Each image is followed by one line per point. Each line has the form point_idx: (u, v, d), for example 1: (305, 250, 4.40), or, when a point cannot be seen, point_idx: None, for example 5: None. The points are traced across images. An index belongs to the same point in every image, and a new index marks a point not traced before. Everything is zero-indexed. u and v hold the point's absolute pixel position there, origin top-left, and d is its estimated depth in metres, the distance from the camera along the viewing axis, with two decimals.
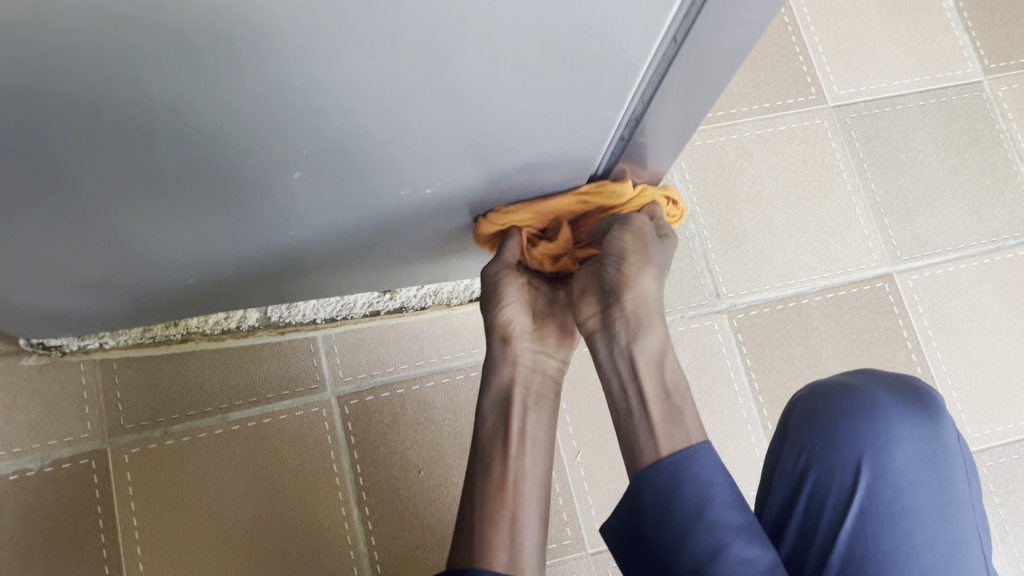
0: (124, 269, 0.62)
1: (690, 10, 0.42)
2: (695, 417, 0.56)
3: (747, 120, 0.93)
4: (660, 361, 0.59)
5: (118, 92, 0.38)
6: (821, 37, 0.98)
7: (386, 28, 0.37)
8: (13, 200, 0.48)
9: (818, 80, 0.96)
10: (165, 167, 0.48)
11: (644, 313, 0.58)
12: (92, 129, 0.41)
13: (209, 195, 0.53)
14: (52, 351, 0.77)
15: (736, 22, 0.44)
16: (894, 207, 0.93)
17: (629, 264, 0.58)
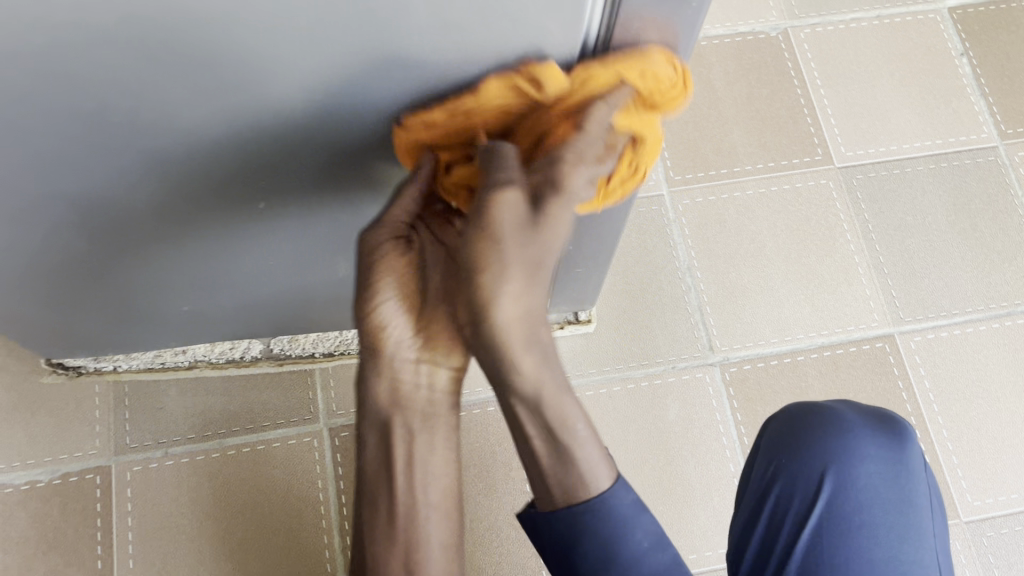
0: (120, 290, 0.67)
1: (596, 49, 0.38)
2: (596, 448, 0.43)
3: (750, 179, 0.95)
4: (550, 379, 0.42)
5: (57, 146, 0.42)
6: (831, 100, 0.99)
7: (283, 103, 0.40)
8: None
9: (825, 142, 0.97)
10: (130, 206, 0.52)
11: (521, 319, 0.40)
12: (48, 175, 0.46)
13: (178, 230, 0.57)
14: (69, 371, 0.83)
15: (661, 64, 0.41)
16: (899, 269, 0.92)
17: (482, 268, 0.38)
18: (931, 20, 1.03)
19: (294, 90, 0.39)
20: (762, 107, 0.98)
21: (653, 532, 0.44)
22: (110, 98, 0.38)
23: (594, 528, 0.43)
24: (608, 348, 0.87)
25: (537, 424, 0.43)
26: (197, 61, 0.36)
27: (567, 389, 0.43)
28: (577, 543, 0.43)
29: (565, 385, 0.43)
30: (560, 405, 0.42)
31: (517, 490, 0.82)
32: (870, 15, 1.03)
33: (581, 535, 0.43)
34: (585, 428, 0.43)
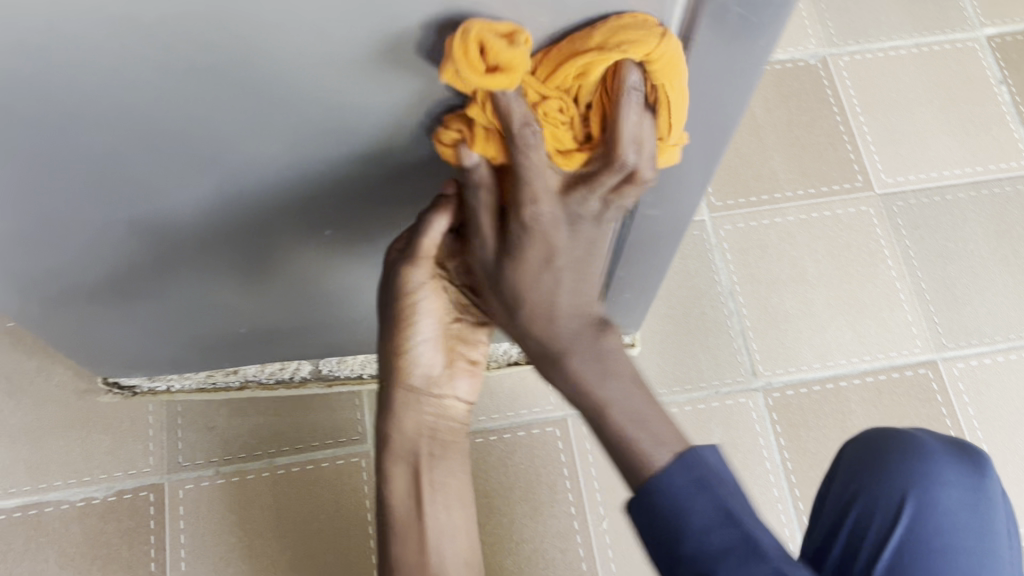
0: (180, 312, 0.69)
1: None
2: (651, 436, 0.42)
3: (791, 205, 0.96)
4: (597, 369, 0.42)
5: (150, 171, 0.44)
6: (870, 127, 1.00)
7: (362, 130, 0.42)
8: (79, 250, 0.55)
9: (865, 168, 0.98)
10: (207, 229, 0.54)
11: (572, 317, 0.43)
12: (134, 199, 0.48)
13: (247, 254, 0.59)
14: (125, 391, 0.85)
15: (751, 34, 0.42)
16: (941, 295, 0.92)
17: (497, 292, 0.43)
18: (969, 48, 1.04)
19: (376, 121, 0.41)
20: (802, 134, 0.99)
21: (719, 509, 0.40)
22: (202, 125, 0.40)
23: (653, 507, 0.41)
24: (652, 372, 0.88)
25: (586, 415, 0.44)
26: (287, 91, 0.38)
27: (636, 376, 0.43)
28: (649, 524, 0.41)
29: (630, 373, 0.43)
30: (609, 398, 0.42)
31: (562, 513, 0.83)
32: (908, 43, 1.04)
33: (652, 512, 0.41)
34: (640, 416, 0.42)
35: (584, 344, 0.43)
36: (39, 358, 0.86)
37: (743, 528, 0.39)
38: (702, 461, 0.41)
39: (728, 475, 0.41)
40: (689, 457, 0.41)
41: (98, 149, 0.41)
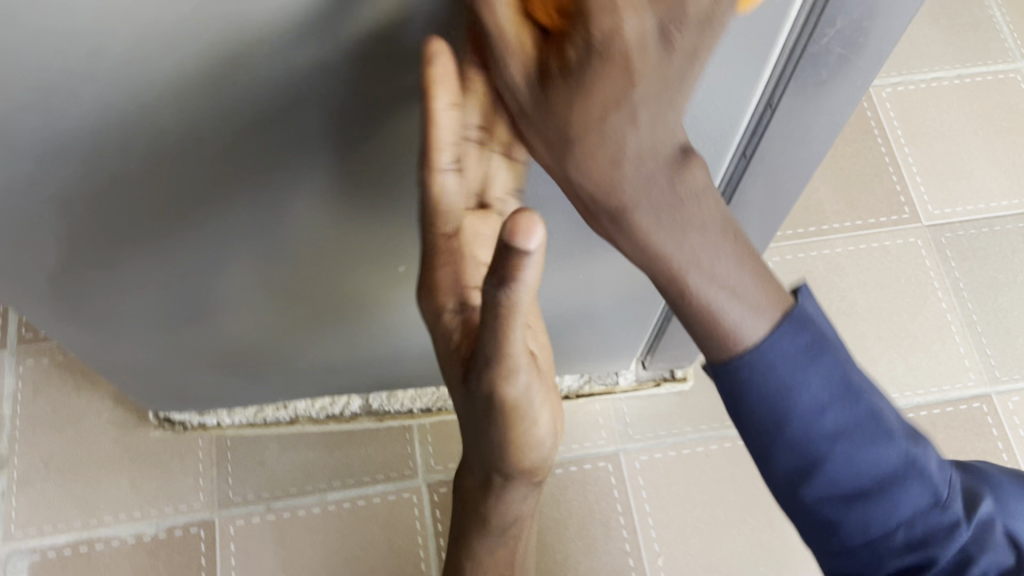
0: (242, 342, 0.70)
1: (805, 37, 0.40)
2: (743, 305, 0.39)
3: (838, 237, 0.95)
4: (672, 225, 0.36)
5: (242, 193, 0.45)
6: (916, 158, 1.00)
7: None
8: (158, 276, 0.56)
9: (912, 200, 0.98)
10: (285, 258, 0.55)
11: (653, 156, 0.34)
12: (221, 222, 0.49)
13: (318, 280, 0.60)
14: (176, 426, 0.85)
15: (852, 74, 0.43)
16: (993, 327, 0.92)
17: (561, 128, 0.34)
18: (1012, 78, 1.04)
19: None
20: (847, 165, 0.99)
21: (835, 390, 0.40)
22: (300, 137, 0.41)
23: (759, 388, 0.40)
24: (705, 406, 0.87)
25: (665, 266, 0.38)
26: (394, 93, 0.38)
27: (727, 221, 0.37)
28: (747, 405, 0.41)
29: (714, 224, 0.37)
30: (694, 248, 0.37)
31: (616, 549, 0.82)
32: (951, 75, 1.04)
33: (748, 390, 0.41)
34: (721, 273, 0.38)
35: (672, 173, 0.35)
36: (87, 392, 0.86)
37: (862, 408, 0.41)
38: (811, 326, 0.40)
39: (829, 335, 0.41)
40: (794, 315, 0.40)
41: (201, 159, 0.42)
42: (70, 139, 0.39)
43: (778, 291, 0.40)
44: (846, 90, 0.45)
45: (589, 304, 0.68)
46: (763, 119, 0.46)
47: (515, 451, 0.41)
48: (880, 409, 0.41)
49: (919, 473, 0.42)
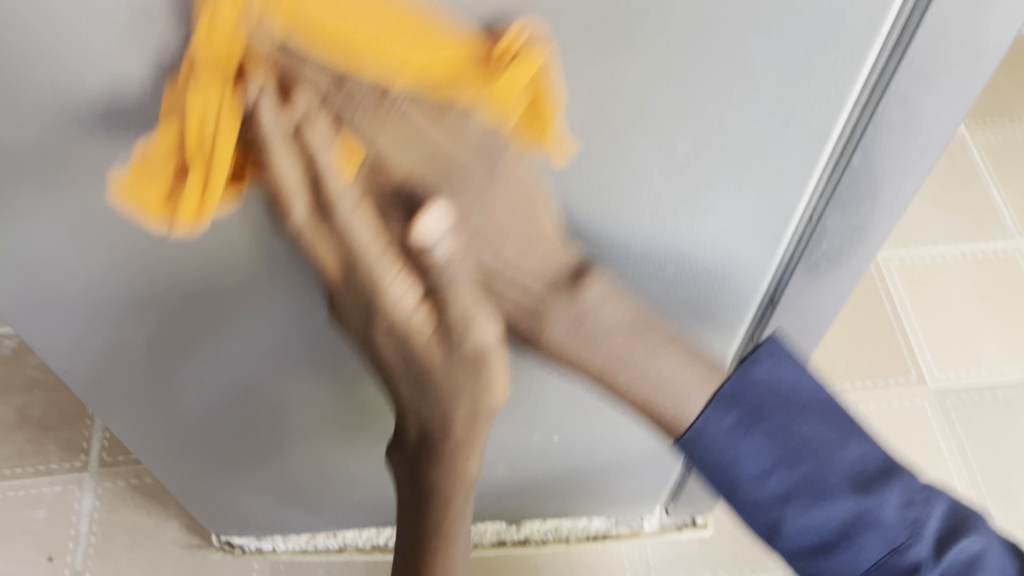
0: (304, 477, 0.79)
1: (801, 251, 0.50)
2: (684, 390, 0.45)
3: (849, 396, 1.03)
4: (578, 338, 0.45)
5: (300, 335, 0.54)
6: (923, 326, 1.09)
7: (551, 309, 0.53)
8: (236, 408, 0.65)
9: (919, 366, 1.06)
10: (348, 403, 0.64)
11: (546, 272, 0.43)
12: (285, 360, 0.58)
13: (375, 425, 0.69)
14: (235, 548, 0.92)
15: (838, 279, 0.54)
16: (996, 489, 0.97)
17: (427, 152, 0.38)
18: (1012, 255, 1.14)
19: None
20: (858, 330, 1.09)
21: (767, 458, 0.44)
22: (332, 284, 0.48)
23: (702, 457, 0.46)
24: (723, 553, 0.93)
25: (593, 363, 0.45)
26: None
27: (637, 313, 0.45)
28: (702, 465, 0.46)
29: (623, 323, 0.44)
30: (604, 348, 0.45)
31: None
32: (954, 250, 1.15)
33: (699, 454, 0.46)
34: (661, 376, 0.45)
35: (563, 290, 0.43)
36: (158, 514, 0.94)
37: (804, 470, 0.43)
38: (739, 399, 0.44)
39: (758, 392, 0.44)
40: (723, 392, 0.44)
41: (265, 308, 0.51)
42: (171, 292, 0.49)
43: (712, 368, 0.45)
44: (835, 286, 0.54)
45: (618, 454, 0.77)
46: (765, 313, 0.56)
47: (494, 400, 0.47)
48: (825, 462, 0.43)
49: (870, 524, 0.42)
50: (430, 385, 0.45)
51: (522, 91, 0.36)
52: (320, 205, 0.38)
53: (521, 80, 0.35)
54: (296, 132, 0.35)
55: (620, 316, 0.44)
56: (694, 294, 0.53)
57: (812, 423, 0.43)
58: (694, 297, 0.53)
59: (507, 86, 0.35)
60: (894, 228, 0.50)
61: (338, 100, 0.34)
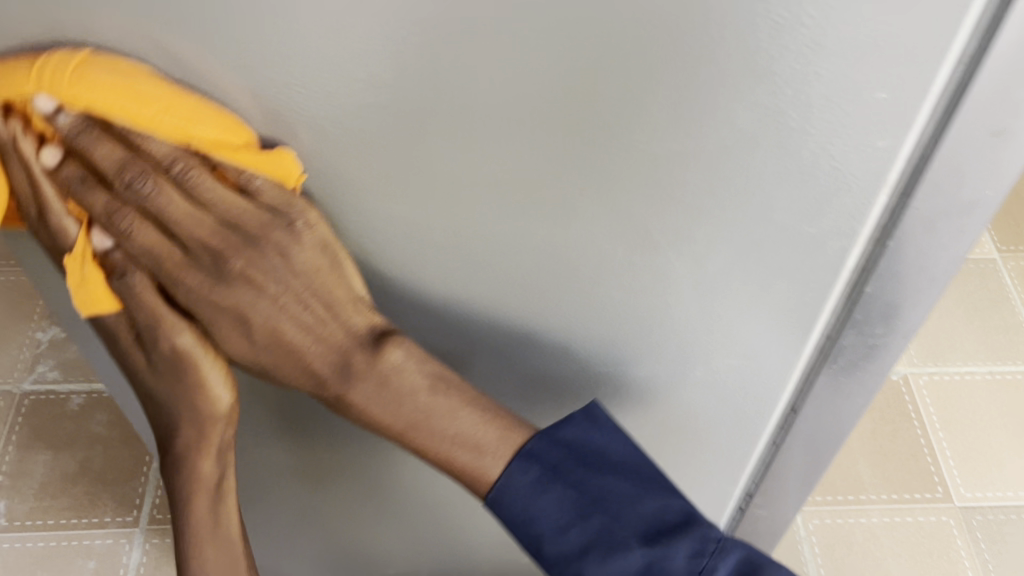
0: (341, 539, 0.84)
1: (817, 368, 0.56)
2: (475, 449, 0.52)
3: (874, 507, 1.06)
4: (376, 392, 0.53)
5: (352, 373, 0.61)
6: (949, 443, 1.11)
7: (585, 381, 0.59)
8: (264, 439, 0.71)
9: (945, 481, 1.08)
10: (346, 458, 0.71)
11: (336, 323, 0.52)
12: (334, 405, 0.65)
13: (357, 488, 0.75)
14: None
15: (854, 392, 0.58)
16: None
17: (205, 196, 0.47)
18: None
19: (588, 369, 0.58)
20: (886, 444, 1.11)
21: (564, 512, 0.51)
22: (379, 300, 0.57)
23: (508, 511, 0.53)
24: None
25: (374, 399, 0.53)
26: (526, 318, 0.55)
27: (434, 375, 0.53)
28: (506, 516, 0.53)
29: (422, 386, 0.52)
30: (378, 397, 0.53)
31: None
32: (983, 370, 1.18)
33: (498, 505, 0.53)
34: (464, 436, 0.52)
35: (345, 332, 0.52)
36: None
37: (596, 523, 0.51)
38: (540, 459, 0.52)
39: (553, 452, 0.52)
40: (523, 451, 0.52)
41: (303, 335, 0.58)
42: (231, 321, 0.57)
43: (510, 428, 0.53)
44: (852, 400, 0.59)
45: None
46: (785, 420, 0.61)
47: (220, 408, 0.58)
48: (619, 516, 0.51)
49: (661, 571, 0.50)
50: (161, 352, 0.54)
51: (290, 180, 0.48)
52: (94, 233, 0.49)
53: (287, 173, 0.48)
54: (78, 188, 0.47)
55: (422, 377, 0.53)
56: (716, 394, 0.58)
57: (608, 482, 0.51)
58: (715, 395, 0.58)
59: (267, 171, 0.47)
60: (905, 351, 0.55)
61: (121, 163, 0.46)
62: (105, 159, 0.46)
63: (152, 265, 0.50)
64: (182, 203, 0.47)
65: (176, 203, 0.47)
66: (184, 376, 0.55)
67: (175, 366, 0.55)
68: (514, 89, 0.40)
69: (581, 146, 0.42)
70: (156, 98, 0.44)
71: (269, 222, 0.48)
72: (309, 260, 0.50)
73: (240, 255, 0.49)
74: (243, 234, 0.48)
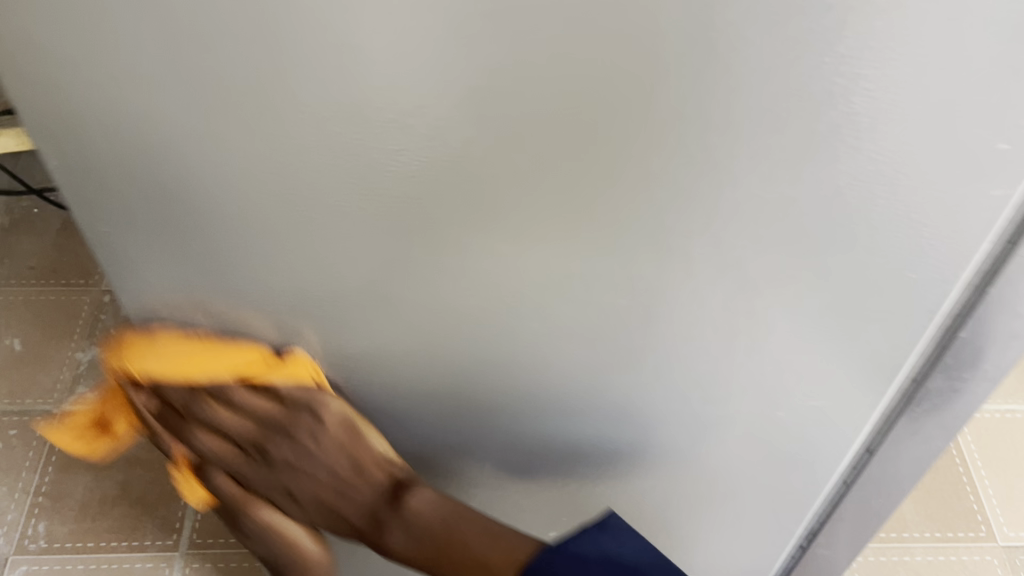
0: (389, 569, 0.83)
1: (901, 411, 0.56)
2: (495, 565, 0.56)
3: (917, 544, 1.05)
4: (404, 534, 0.59)
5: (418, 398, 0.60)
6: (992, 483, 1.11)
7: (661, 417, 0.60)
8: None
9: (989, 519, 1.07)
10: None
11: (368, 477, 0.60)
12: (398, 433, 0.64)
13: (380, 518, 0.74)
14: None
15: (932, 434, 0.58)
16: None
17: (240, 404, 0.56)
18: None
19: (664, 403, 0.58)
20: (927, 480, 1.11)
21: None
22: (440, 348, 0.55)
23: None
24: None
25: (403, 541, 0.60)
26: (605, 358, 0.55)
27: (453, 509, 0.60)
28: None
29: (438, 520, 0.59)
30: (405, 539, 0.59)
31: None
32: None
33: None
34: (482, 558, 0.57)
35: (376, 488, 0.60)
36: None
37: None
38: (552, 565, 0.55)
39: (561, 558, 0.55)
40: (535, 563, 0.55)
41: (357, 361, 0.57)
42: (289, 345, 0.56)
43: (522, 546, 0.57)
44: (929, 443, 0.59)
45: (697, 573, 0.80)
46: (860, 460, 0.61)
47: (313, 553, 0.68)
48: None
49: None
50: (247, 517, 0.65)
51: (308, 378, 0.57)
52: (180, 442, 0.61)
53: (304, 374, 0.57)
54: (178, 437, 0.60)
55: (437, 516, 0.59)
56: (795, 430, 0.58)
57: None
58: (793, 432, 0.58)
59: (291, 376, 0.56)
60: (990, 394, 0.55)
61: (185, 403, 0.57)
62: (165, 387, 0.56)
63: (215, 449, 0.60)
64: (225, 413, 0.57)
65: (221, 411, 0.57)
66: (264, 528, 0.65)
67: (256, 518, 0.64)
68: (619, 131, 0.40)
69: (697, 195, 0.42)
70: (207, 355, 0.55)
71: (297, 413, 0.57)
72: (336, 438, 0.58)
73: (280, 440, 0.58)
74: (274, 427, 0.57)
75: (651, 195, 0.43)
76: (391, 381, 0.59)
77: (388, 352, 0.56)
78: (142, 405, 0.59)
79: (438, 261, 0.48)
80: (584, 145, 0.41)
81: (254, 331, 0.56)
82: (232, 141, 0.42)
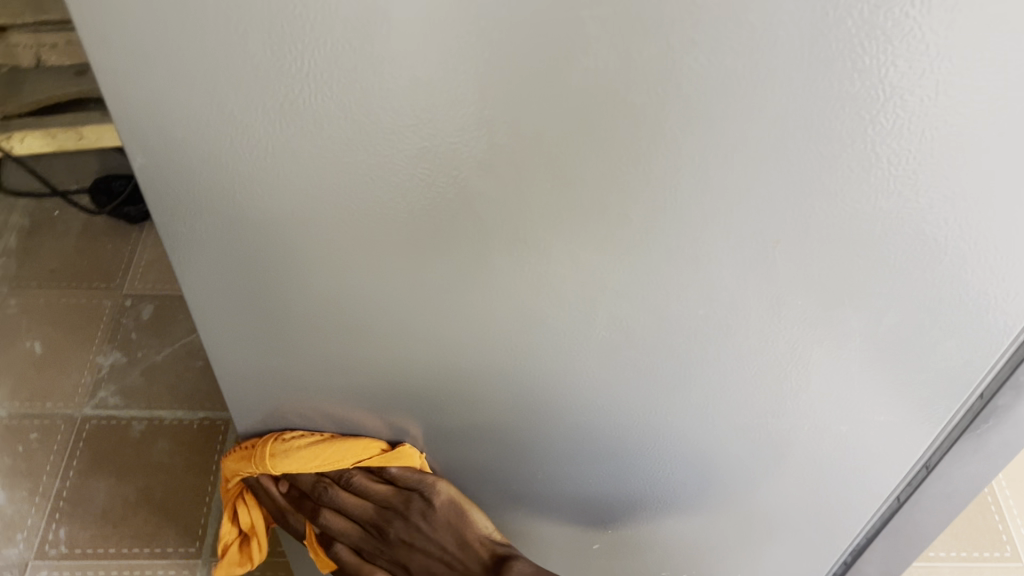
0: None
1: (965, 428, 0.55)
2: None
3: (944, 564, 1.05)
4: None
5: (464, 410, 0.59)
6: (1015, 502, 1.11)
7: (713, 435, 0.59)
8: None
9: (1014, 539, 1.07)
10: None
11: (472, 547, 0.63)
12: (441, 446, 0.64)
13: None
14: None
15: (993, 455, 0.58)
16: None
17: (361, 487, 0.62)
18: None
19: (721, 420, 0.57)
20: None
21: None
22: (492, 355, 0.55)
23: None
24: None
25: None
26: (666, 373, 0.54)
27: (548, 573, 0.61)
28: None
29: None
30: None
31: None
32: None
33: None
34: None
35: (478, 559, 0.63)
36: None
37: None
38: None
39: None
40: None
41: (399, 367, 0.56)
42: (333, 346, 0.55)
43: None
44: (990, 464, 0.58)
45: None
46: (918, 477, 0.61)
47: None
48: None
49: None
50: None
51: (418, 464, 0.63)
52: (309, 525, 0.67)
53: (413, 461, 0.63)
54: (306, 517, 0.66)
55: None
56: (852, 446, 0.58)
57: None
58: (850, 448, 0.58)
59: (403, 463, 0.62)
60: None
61: (312, 486, 0.63)
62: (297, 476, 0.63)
63: (339, 529, 0.65)
64: (347, 495, 0.63)
65: (345, 496, 0.63)
66: None
67: None
68: (709, 135, 0.40)
69: (787, 211, 0.42)
70: (333, 449, 0.61)
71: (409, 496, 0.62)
72: (447, 515, 0.63)
73: (395, 518, 0.63)
74: (391, 510, 0.62)
75: (732, 206, 0.43)
76: (453, 392, 0.58)
77: (436, 358, 0.55)
78: (277, 494, 0.66)
79: (495, 256, 0.47)
80: (671, 150, 0.41)
81: (307, 332, 0.55)
82: (313, 136, 0.42)
